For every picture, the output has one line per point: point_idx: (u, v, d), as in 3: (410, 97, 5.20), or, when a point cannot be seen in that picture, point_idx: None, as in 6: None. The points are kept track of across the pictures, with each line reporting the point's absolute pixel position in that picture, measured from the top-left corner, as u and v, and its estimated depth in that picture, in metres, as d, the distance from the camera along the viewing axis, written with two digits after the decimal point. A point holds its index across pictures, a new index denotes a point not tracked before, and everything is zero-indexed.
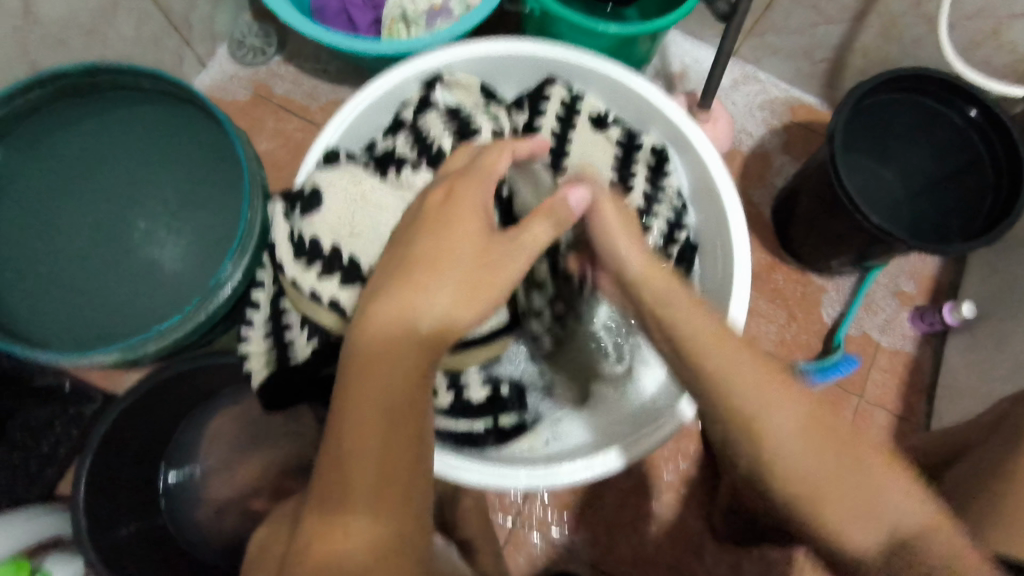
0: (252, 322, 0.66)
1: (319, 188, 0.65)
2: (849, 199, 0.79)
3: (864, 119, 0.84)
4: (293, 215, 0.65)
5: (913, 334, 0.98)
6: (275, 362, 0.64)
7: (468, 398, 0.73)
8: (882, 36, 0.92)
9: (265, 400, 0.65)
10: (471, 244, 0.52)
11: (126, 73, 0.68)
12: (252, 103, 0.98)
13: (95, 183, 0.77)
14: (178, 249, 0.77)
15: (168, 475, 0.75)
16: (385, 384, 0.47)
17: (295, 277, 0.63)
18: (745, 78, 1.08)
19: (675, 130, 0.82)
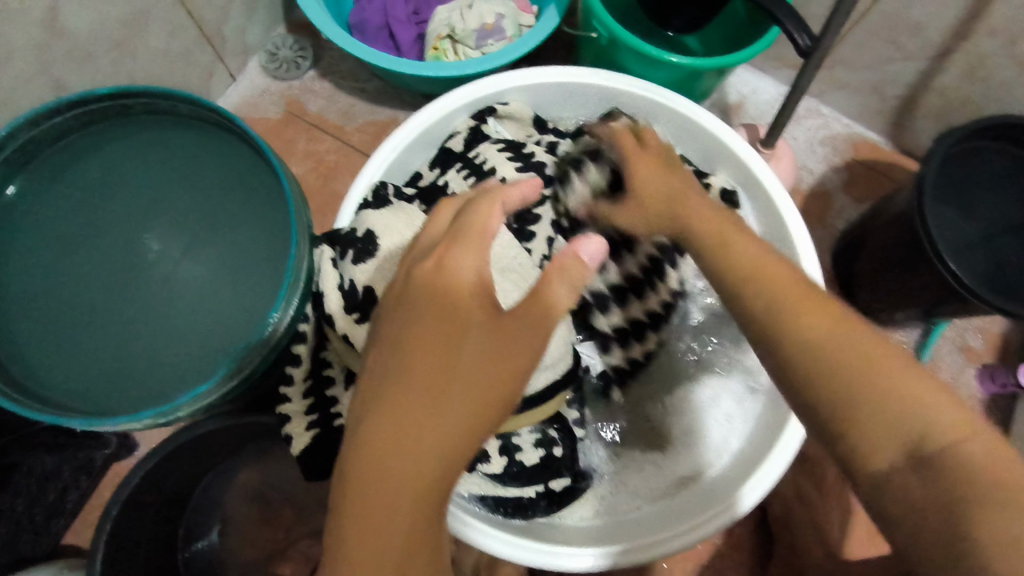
0: (291, 379, 0.59)
1: (374, 233, 0.58)
2: (933, 249, 0.73)
3: (950, 167, 0.80)
4: (345, 261, 0.58)
5: (981, 395, 0.92)
6: (318, 425, 0.57)
7: (522, 462, 0.66)
8: (964, 76, 0.85)
9: (306, 470, 0.57)
10: (476, 326, 0.44)
11: (158, 97, 0.62)
12: (283, 122, 0.92)
13: (110, 214, 0.69)
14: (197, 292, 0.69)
15: (188, 547, 0.68)
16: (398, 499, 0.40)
17: (346, 331, 0.57)
18: (807, 112, 1.02)
19: (747, 172, 0.77)
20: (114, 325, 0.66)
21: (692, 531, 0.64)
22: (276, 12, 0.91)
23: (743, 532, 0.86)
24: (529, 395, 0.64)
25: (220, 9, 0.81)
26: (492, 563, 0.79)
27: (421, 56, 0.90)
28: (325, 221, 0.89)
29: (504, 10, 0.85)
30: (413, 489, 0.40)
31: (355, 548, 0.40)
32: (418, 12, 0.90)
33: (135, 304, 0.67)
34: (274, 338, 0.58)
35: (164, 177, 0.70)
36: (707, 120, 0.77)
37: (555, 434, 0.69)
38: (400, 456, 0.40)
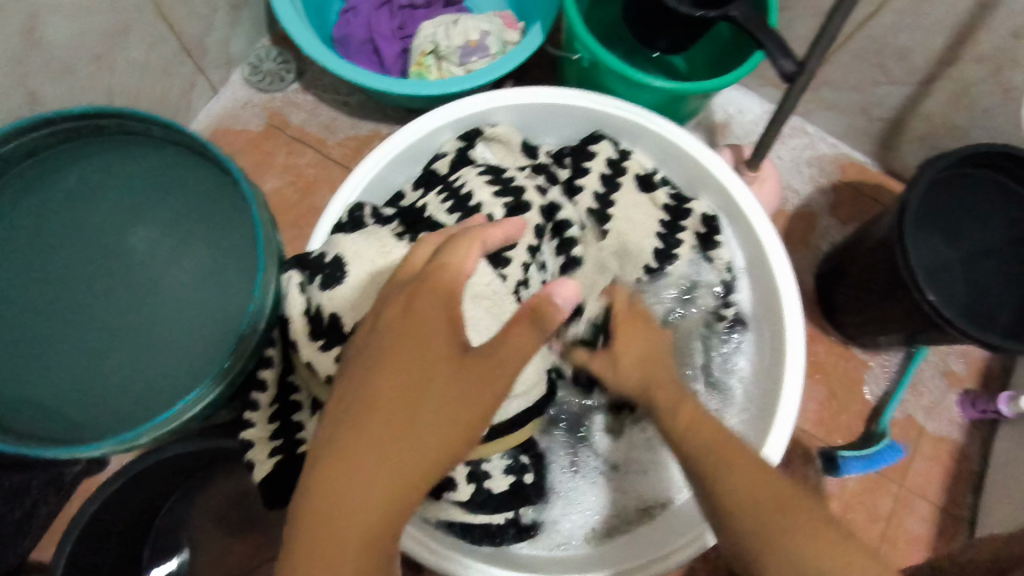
0: (256, 404, 0.59)
1: (342, 258, 0.58)
2: (914, 282, 0.73)
3: (935, 193, 0.79)
4: (312, 287, 0.58)
5: (961, 420, 0.92)
6: (281, 452, 0.57)
7: (490, 489, 0.67)
8: (950, 102, 0.85)
9: (267, 496, 0.57)
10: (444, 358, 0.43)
11: (131, 119, 0.61)
12: (264, 135, 0.91)
13: (86, 233, 0.68)
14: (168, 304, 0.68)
15: (152, 567, 0.68)
16: (348, 527, 0.40)
17: (309, 358, 0.57)
18: (793, 131, 1.02)
19: (729, 199, 0.77)
20: (82, 346, 0.66)
21: (648, 572, 0.64)
22: (260, 24, 0.90)
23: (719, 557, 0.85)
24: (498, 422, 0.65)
25: (202, 22, 0.81)
26: None
27: (404, 71, 0.90)
28: (303, 235, 0.88)
29: (488, 27, 0.85)
30: (365, 517, 0.40)
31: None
32: (403, 27, 0.90)
33: (105, 322, 0.67)
34: (239, 364, 0.58)
35: (140, 195, 0.69)
36: (690, 145, 0.76)
37: (527, 461, 0.70)
38: (355, 483, 0.40)
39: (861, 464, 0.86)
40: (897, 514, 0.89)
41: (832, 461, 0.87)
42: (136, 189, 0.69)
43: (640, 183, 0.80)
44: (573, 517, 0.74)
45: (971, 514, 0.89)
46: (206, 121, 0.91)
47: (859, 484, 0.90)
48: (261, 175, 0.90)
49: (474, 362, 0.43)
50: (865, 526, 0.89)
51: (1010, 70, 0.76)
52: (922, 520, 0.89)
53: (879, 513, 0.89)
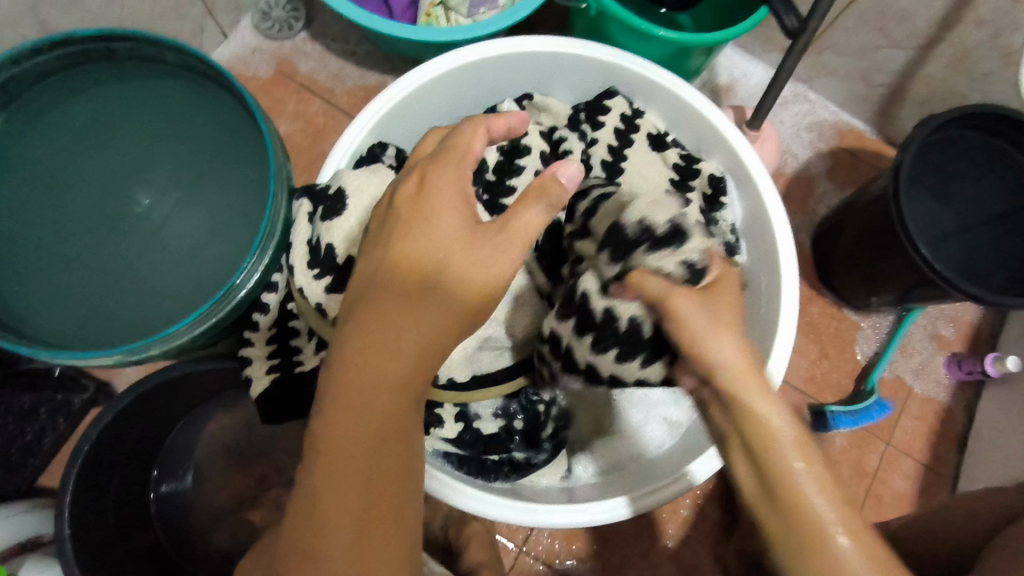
0: (256, 326, 0.64)
1: (343, 192, 0.59)
2: (908, 238, 0.74)
3: (930, 154, 0.80)
4: (313, 219, 0.60)
5: (948, 382, 0.94)
6: (278, 369, 0.62)
7: (478, 430, 0.71)
8: (950, 67, 0.86)
9: (263, 411, 0.61)
10: (447, 253, 0.46)
11: (147, 44, 0.63)
12: (273, 82, 0.92)
13: (110, 163, 0.72)
14: (187, 236, 0.72)
15: (159, 485, 0.70)
16: (364, 421, 0.42)
17: (303, 286, 0.60)
18: (795, 97, 1.03)
19: (734, 158, 0.77)
20: (104, 270, 0.69)
21: (643, 503, 0.66)
22: None
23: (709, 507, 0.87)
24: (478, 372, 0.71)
25: None
26: (461, 521, 0.81)
27: (413, 21, 0.91)
28: (310, 180, 0.90)
29: None
30: (377, 410, 0.43)
31: (323, 467, 0.42)
32: None
33: (120, 251, 0.70)
34: (244, 290, 0.60)
35: (161, 127, 0.72)
36: (700, 102, 0.77)
37: (518, 409, 0.74)
38: (366, 379, 0.43)
39: (850, 420, 0.88)
40: (882, 471, 0.92)
41: (821, 416, 0.89)
42: (157, 121, 0.72)
43: (653, 143, 0.82)
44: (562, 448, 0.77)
45: (954, 472, 0.92)
46: None
47: (847, 441, 0.92)
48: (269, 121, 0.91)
49: (476, 254, 0.46)
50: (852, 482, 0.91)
51: (1010, 34, 0.77)
52: (906, 478, 0.91)
53: (865, 469, 0.91)
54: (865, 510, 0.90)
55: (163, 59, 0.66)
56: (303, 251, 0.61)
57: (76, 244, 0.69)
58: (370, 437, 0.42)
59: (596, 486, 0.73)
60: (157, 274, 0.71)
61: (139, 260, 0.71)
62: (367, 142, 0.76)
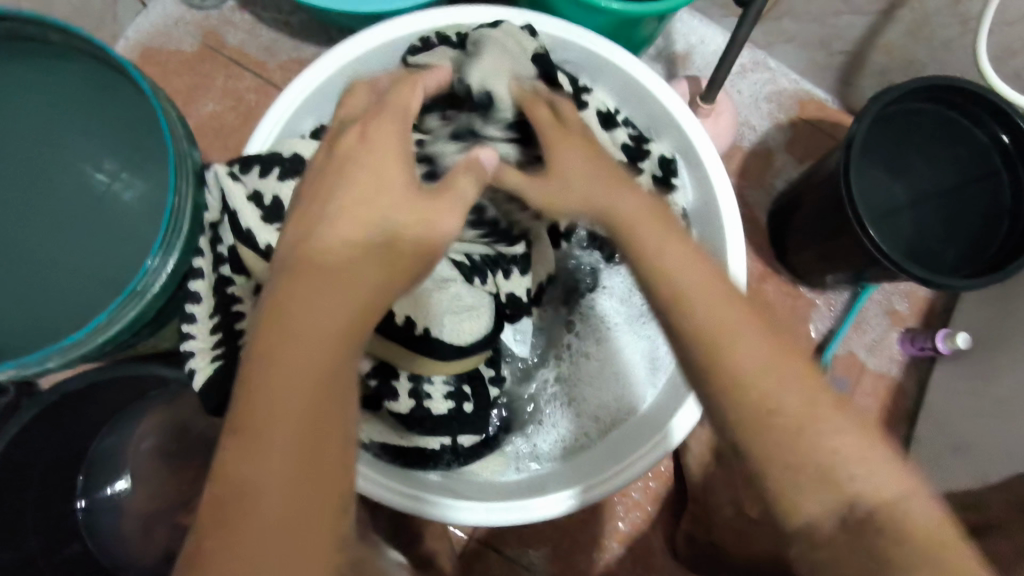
0: (193, 317, 0.57)
1: (302, 155, 0.57)
2: (857, 216, 0.73)
3: (887, 127, 0.78)
4: (268, 177, 0.55)
5: (900, 356, 0.94)
6: (223, 355, 0.55)
7: (428, 409, 0.65)
8: (909, 34, 0.83)
9: (209, 404, 0.55)
10: (351, 267, 0.40)
11: (21, 23, 0.59)
12: (199, 56, 0.86)
13: (35, 151, 0.72)
14: (120, 224, 0.74)
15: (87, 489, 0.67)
16: (281, 453, 0.35)
17: (269, 242, 0.54)
18: (754, 65, 0.99)
19: (685, 141, 0.74)
20: (31, 264, 0.70)
21: (619, 479, 0.66)
22: None
23: (660, 489, 0.87)
24: (459, 344, 0.65)
25: None
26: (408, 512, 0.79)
27: None
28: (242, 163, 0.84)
29: None
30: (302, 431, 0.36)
31: (226, 517, 0.34)
32: None
33: (49, 245, 0.71)
34: (153, 290, 0.56)
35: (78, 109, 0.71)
36: (657, 86, 0.73)
37: (470, 391, 0.69)
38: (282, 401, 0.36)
39: None
40: None
41: None
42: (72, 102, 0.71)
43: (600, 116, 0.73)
44: (557, 423, 0.78)
45: (903, 446, 0.92)
46: (135, 38, 0.86)
47: None
48: (196, 98, 0.85)
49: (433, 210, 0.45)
50: None
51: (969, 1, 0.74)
52: None
53: None
54: None
55: (50, 39, 0.62)
56: (250, 211, 0.54)
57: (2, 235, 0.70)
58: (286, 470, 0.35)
59: (553, 470, 0.72)
60: (86, 262, 0.72)
61: (73, 245, 0.72)
62: (291, 120, 0.70)
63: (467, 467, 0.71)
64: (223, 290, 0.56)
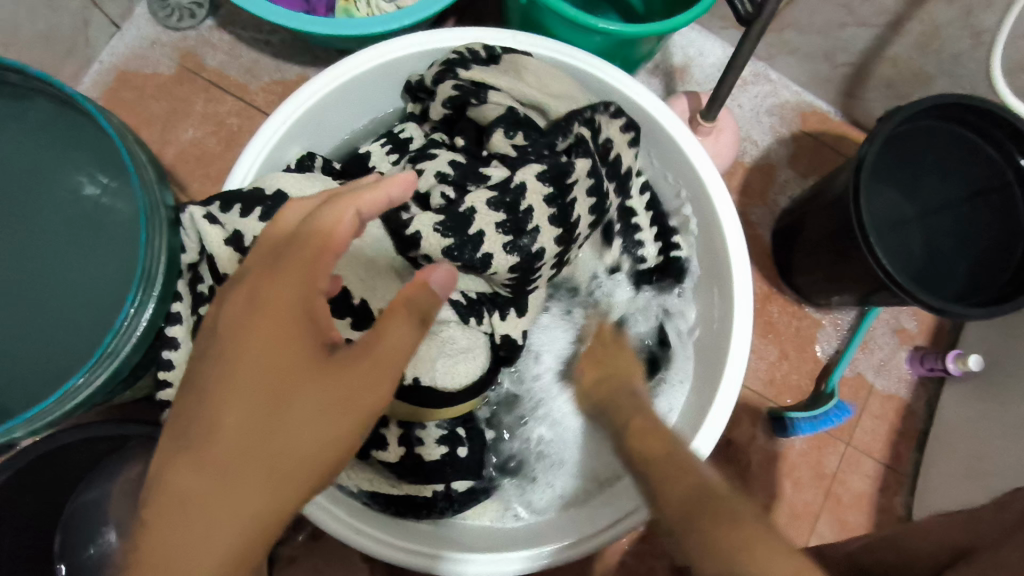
0: (169, 364, 0.52)
1: (285, 193, 0.52)
2: (867, 241, 0.70)
3: (895, 147, 0.75)
4: (247, 216, 0.51)
5: (909, 376, 0.91)
6: None
7: (421, 456, 0.63)
8: (917, 47, 0.80)
9: None
10: (309, 340, 0.38)
11: None
12: (176, 79, 0.82)
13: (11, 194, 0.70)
14: (98, 265, 0.71)
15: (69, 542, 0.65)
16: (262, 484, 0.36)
17: None
18: (754, 77, 0.96)
19: (690, 172, 0.68)
20: (14, 310, 0.69)
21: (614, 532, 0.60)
22: None
23: None
24: (449, 389, 0.62)
25: None
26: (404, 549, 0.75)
27: (332, 11, 0.82)
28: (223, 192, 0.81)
29: None
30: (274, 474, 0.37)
31: (177, 523, 0.35)
32: None
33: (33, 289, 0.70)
34: (126, 347, 0.52)
35: None
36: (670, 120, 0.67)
37: (464, 434, 0.67)
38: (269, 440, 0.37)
39: (810, 425, 0.84)
40: (842, 472, 0.88)
41: (780, 421, 0.85)
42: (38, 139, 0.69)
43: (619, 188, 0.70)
44: (553, 482, 0.72)
45: (913, 469, 0.90)
46: (109, 61, 0.82)
47: (807, 443, 0.88)
48: (174, 123, 0.82)
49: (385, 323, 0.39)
50: (811, 485, 0.88)
51: (981, 13, 0.71)
52: (866, 478, 0.88)
53: (824, 471, 0.88)
54: (824, 513, 0.87)
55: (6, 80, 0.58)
56: (228, 255, 0.51)
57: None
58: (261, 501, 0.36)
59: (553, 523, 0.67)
60: (67, 306, 0.70)
61: (53, 288, 0.70)
62: (279, 145, 0.64)
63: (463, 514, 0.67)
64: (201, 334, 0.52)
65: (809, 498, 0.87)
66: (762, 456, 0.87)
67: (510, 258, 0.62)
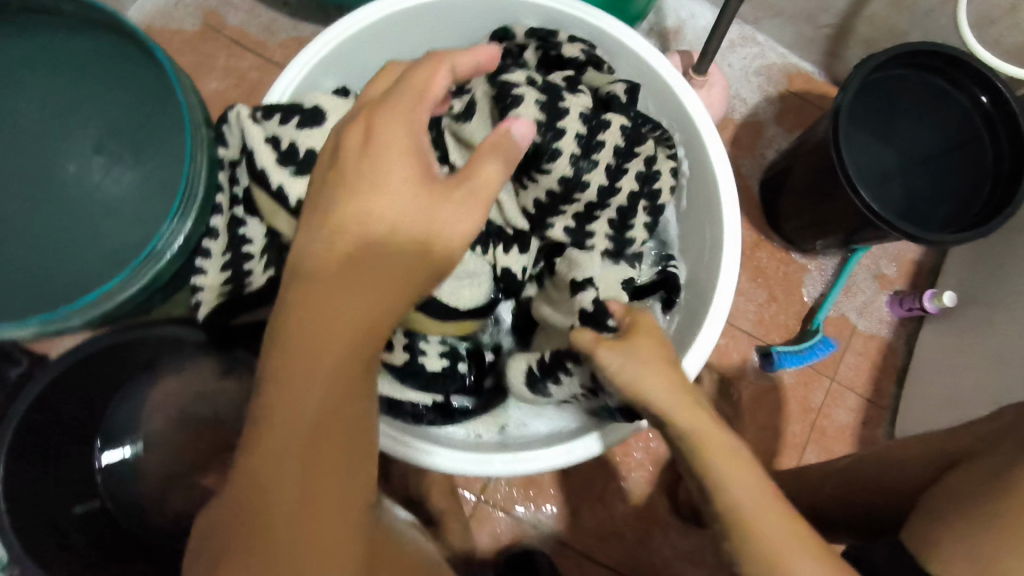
0: (208, 252, 0.60)
1: (324, 109, 0.59)
2: (849, 180, 0.76)
3: (870, 96, 0.81)
4: (287, 125, 0.58)
5: (890, 318, 0.97)
6: (229, 291, 0.59)
7: (423, 366, 0.67)
8: (892, 5, 0.86)
9: (208, 332, 0.60)
10: (391, 195, 0.45)
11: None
12: (200, 36, 0.87)
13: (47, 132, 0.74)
14: (128, 193, 0.74)
15: (106, 451, 0.71)
16: (331, 400, 0.42)
17: (280, 183, 0.57)
18: (743, 39, 1.02)
19: (685, 118, 0.73)
20: (42, 244, 0.71)
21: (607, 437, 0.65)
22: None
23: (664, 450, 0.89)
24: (460, 308, 0.67)
25: None
26: (419, 469, 0.80)
27: None
28: None
29: None
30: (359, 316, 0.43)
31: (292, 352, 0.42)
32: None
33: (69, 218, 0.73)
34: (169, 251, 0.58)
35: (91, 91, 0.74)
36: (669, 71, 0.72)
37: (464, 352, 0.71)
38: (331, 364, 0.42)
39: (794, 358, 0.90)
40: (826, 406, 0.94)
41: (768, 355, 0.92)
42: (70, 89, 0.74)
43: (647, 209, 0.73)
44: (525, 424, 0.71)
45: (893, 403, 0.96)
46: (136, 19, 0.87)
47: (794, 379, 0.94)
48: (199, 77, 0.87)
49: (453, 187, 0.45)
50: (798, 418, 0.94)
51: None
52: (849, 411, 0.94)
53: (810, 405, 0.94)
54: (810, 444, 0.93)
55: (63, 11, 0.64)
56: (267, 155, 0.58)
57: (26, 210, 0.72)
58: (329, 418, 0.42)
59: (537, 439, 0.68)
60: (101, 242, 0.72)
61: (84, 222, 0.73)
62: (313, 76, 0.68)
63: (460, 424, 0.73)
64: (234, 232, 0.59)
65: (796, 429, 0.93)
66: (752, 391, 0.93)
67: (568, 169, 0.65)
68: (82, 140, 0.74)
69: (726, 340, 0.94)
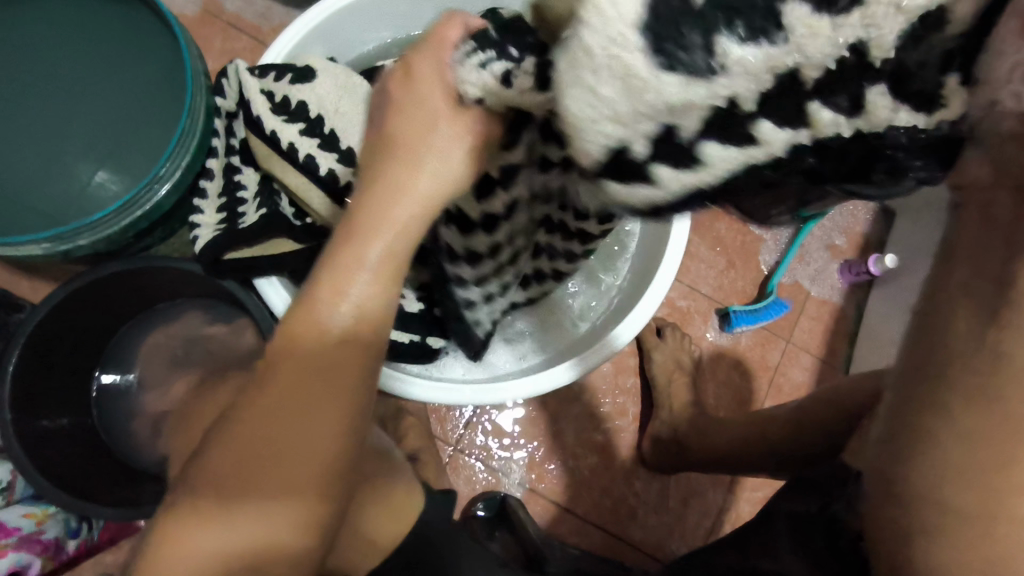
0: (205, 193, 0.68)
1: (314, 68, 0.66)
2: None
3: None
4: (281, 81, 0.64)
5: (841, 286, 1.03)
6: (223, 227, 0.65)
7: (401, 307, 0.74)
8: None
9: (203, 262, 0.65)
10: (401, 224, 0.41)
11: None
12: (198, 20, 0.95)
13: (56, 96, 0.80)
14: (129, 152, 0.80)
15: (103, 376, 0.76)
16: (283, 503, 0.39)
17: (274, 129, 0.63)
18: None
19: None
20: (52, 193, 0.78)
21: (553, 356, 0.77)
22: None
23: (631, 403, 0.96)
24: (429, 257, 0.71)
25: None
26: (397, 416, 0.86)
27: None
28: None
29: None
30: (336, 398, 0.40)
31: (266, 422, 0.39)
32: None
33: (75, 173, 0.80)
34: (172, 177, 0.64)
35: (103, 59, 0.81)
36: None
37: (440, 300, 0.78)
38: (265, 462, 0.38)
39: (748, 317, 0.97)
40: (783, 365, 1.01)
41: (725, 316, 0.99)
42: (81, 62, 0.80)
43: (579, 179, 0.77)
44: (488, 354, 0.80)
45: (845, 363, 1.03)
46: None
47: (752, 339, 1.01)
48: None
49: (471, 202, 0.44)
50: (755, 375, 1.01)
51: None
52: (803, 369, 1.01)
53: (768, 364, 1.00)
54: (766, 400, 1.00)
55: None
56: (262, 103, 0.64)
57: (35, 163, 0.79)
58: (285, 516, 0.39)
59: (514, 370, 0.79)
60: (102, 193, 0.79)
61: (86, 175, 0.80)
62: (304, 45, 0.75)
63: (431, 364, 0.78)
64: (230, 178, 0.67)
65: (753, 385, 1.00)
66: (712, 350, 1.00)
67: None
68: (91, 105, 0.81)
69: (687, 303, 1.01)
